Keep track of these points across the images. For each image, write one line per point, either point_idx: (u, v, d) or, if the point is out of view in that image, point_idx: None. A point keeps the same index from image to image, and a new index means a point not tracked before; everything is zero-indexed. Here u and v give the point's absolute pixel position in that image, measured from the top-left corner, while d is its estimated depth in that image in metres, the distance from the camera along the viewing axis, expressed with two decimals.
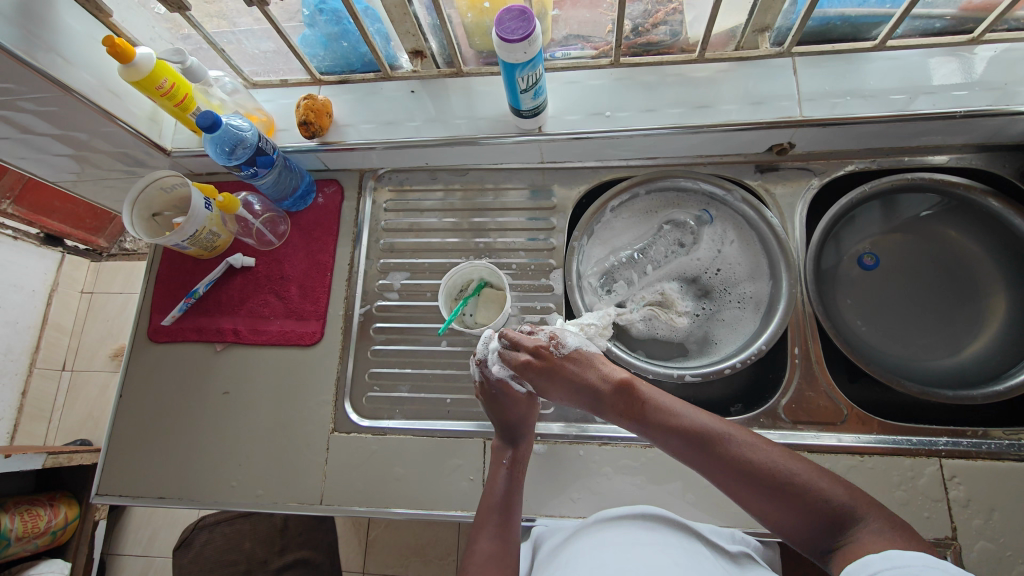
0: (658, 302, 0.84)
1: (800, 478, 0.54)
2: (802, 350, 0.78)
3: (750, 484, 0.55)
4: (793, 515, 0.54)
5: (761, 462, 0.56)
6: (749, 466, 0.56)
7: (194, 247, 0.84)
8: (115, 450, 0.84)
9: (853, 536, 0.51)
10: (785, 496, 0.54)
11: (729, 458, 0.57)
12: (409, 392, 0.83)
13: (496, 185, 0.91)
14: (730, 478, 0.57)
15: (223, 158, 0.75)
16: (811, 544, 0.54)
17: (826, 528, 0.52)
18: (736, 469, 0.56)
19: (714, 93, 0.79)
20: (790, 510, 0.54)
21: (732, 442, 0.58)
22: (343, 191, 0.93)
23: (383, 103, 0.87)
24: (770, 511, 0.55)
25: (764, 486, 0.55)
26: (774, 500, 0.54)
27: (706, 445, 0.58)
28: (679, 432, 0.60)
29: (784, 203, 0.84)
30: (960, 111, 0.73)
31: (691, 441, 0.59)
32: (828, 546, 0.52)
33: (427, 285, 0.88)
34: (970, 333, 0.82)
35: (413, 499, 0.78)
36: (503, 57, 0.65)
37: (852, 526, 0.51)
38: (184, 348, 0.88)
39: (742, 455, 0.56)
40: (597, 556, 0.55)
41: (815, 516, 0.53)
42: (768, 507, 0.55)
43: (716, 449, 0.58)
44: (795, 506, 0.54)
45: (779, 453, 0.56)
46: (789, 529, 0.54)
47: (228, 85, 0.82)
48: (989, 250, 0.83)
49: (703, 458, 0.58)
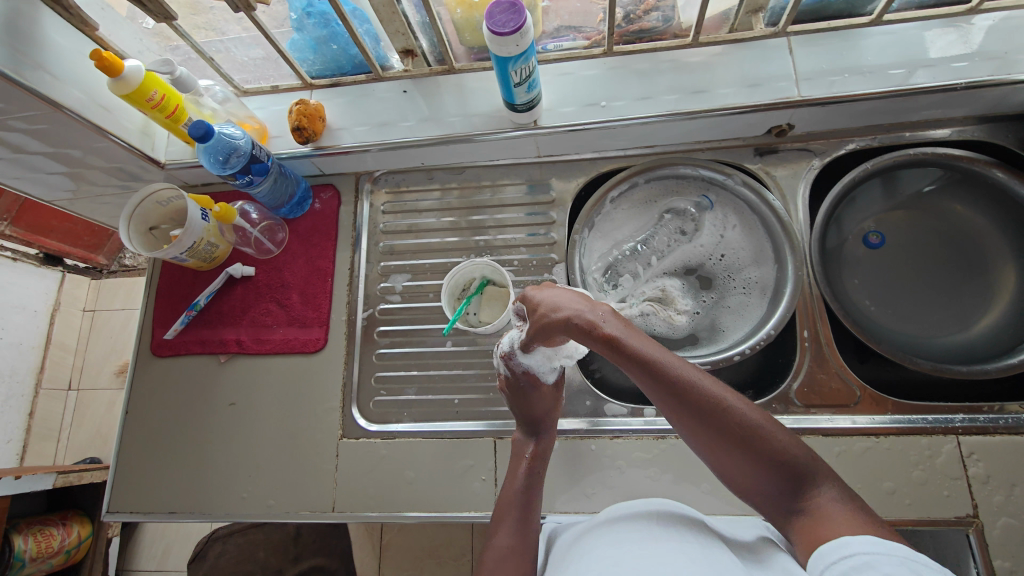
0: (658, 298, 0.84)
1: (767, 436, 0.51)
2: (811, 333, 0.77)
3: (714, 436, 0.52)
4: (752, 469, 0.52)
5: (732, 417, 0.51)
6: (718, 419, 0.51)
7: (193, 259, 0.84)
8: (124, 466, 0.84)
9: (816, 502, 0.49)
10: (748, 452, 0.51)
11: (703, 412, 0.51)
12: (416, 395, 0.83)
13: (493, 181, 0.90)
14: (698, 426, 0.52)
15: (218, 168, 0.74)
16: (765, 495, 0.52)
17: (788, 488, 0.51)
18: (703, 418, 0.52)
19: (710, 78, 0.78)
20: (749, 465, 0.52)
21: (702, 391, 0.52)
22: (340, 196, 0.92)
23: (376, 104, 0.87)
24: (730, 464, 0.53)
25: (729, 440, 0.51)
26: (737, 453, 0.52)
27: (679, 395, 0.52)
28: (652, 376, 0.52)
29: (785, 185, 0.83)
30: (960, 83, 0.72)
31: (659, 379, 0.52)
32: (786, 505, 0.51)
33: (429, 286, 0.87)
34: (979, 307, 0.81)
35: (426, 502, 0.77)
36: (495, 50, 0.65)
37: (814, 491, 0.50)
38: (188, 361, 0.87)
39: (715, 407, 0.51)
40: (612, 555, 0.53)
41: (773, 474, 0.51)
42: (727, 457, 0.52)
43: (685, 391, 0.51)
44: (756, 462, 0.51)
45: (750, 408, 0.52)
46: (743, 478, 0.53)
47: (219, 94, 0.82)
48: (995, 222, 0.82)
49: (672, 407, 0.53)
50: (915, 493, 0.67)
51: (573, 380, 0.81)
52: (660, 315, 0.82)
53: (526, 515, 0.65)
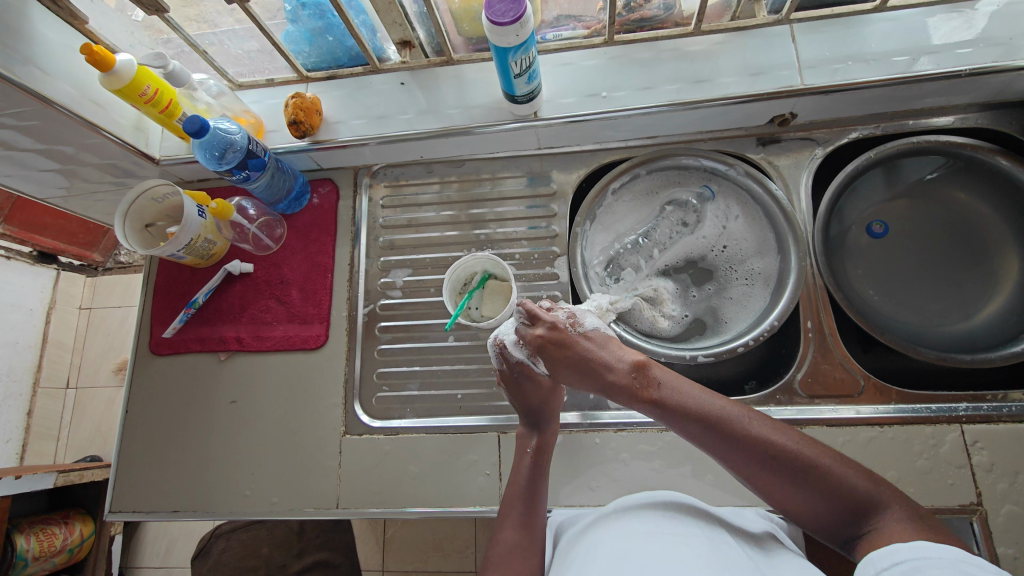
0: (648, 297, 0.82)
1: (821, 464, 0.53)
2: (815, 323, 0.77)
3: (768, 471, 0.55)
4: (813, 502, 0.53)
5: (780, 447, 0.55)
6: (767, 451, 0.55)
7: (190, 256, 0.83)
8: (125, 466, 0.83)
9: (880, 526, 0.50)
10: (806, 485, 0.53)
11: (753, 450, 0.55)
12: (418, 390, 0.82)
13: (493, 174, 0.89)
14: (754, 468, 0.55)
15: (214, 163, 0.73)
16: (833, 529, 0.53)
17: (850, 515, 0.52)
18: (756, 459, 0.55)
19: (712, 67, 0.77)
20: (811, 499, 0.53)
21: (747, 427, 0.56)
22: (338, 190, 0.91)
23: (373, 97, 0.85)
24: (792, 499, 0.54)
25: (782, 472, 0.54)
26: (794, 488, 0.54)
27: (725, 435, 0.56)
28: (695, 419, 0.58)
29: (788, 174, 0.82)
30: (965, 70, 0.71)
31: (706, 425, 0.57)
32: (853, 534, 0.52)
33: (430, 281, 0.87)
34: (983, 296, 0.81)
35: (429, 497, 0.77)
36: (494, 41, 0.63)
37: (877, 515, 0.51)
38: (187, 359, 0.86)
39: (765, 446, 0.55)
40: (619, 550, 0.53)
41: (836, 505, 0.52)
42: (786, 493, 0.54)
43: (732, 431, 0.56)
44: (815, 493, 0.53)
45: (799, 438, 0.55)
46: (812, 516, 0.54)
47: (213, 88, 0.80)
48: (998, 210, 0.81)
49: (726, 450, 0.56)
50: (919, 481, 0.67)
51: None
52: (647, 314, 0.81)
53: (530, 508, 0.65)
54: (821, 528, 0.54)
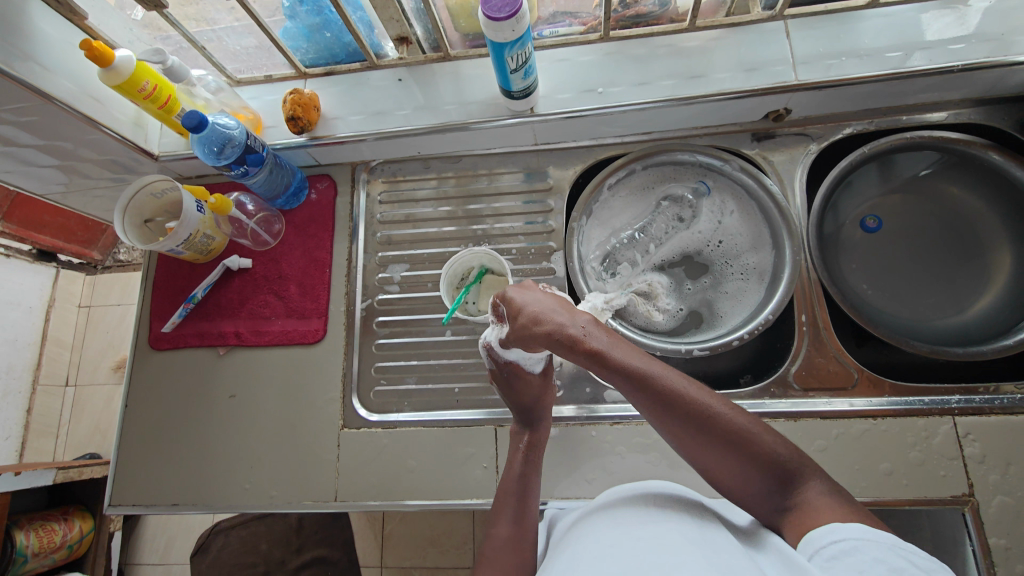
0: (642, 292, 0.83)
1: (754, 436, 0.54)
2: (809, 317, 0.77)
3: (706, 439, 0.54)
4: (741, 469, 0.54)
5: (719, 418, 0.54)
6: (708, 422, 0.54)
7: (189, 252, 0.83)
8: (124, 460, 0.84)
9: (803, 495, 0.52)
10: (736, 453, 0.54)
11: (692, 418, 0.54)
12: (416, 384, 0.83)
13: (490, 170, 0.90)
14: (691, 434, 0.55)
15: (212, 159, 0.74)
16: (753, 495, 0.55)
17: (776, 484, 0.54)
18: (694, 425, 0.54)
19: (707, 62, 0.78)
20: (740, 467, 0.54)
21: (689, 398, 0.55)
22: (336, 186, 0.92)
23: (371, 93, 0.86)
24: (721, 467, 0.55)
25: (718, 441, 0.54)
26: (726, 456, 0.54)
27: (669, 404, 0.54)
28: (640, 386, 0.55)
29: (783, 170, 0.83)
30: (957, 65, 0.72)
31: (647, 390, 0.55)
32: (776, 502, 0.54)
33: (427, 276, 0.87)
34: (975, 289, 0.81)
35: (427, 490, 0.77)
36: (490, 36, 0.64)
37: (800, 485, 0.53)
38: (186, 354, 0.87)
39: (704, 415, 0.54)
40: (611, 538, 0.54)
41: (762, 474, 0.54)
42: (717, 461, 0.55)
43: (671, 399, 0.54)
44: (747, 462, 0.54)
45: (734, 409, 0.56)
46: (736, 481, 0.56)
47: (211, 84, 0.81)
48: (991, 205, 0.82)
49: (663, 415, 0.55)
50: (911, 473, 0.68)
51: (573, 367, 0.81)
52: (641, 309, 0.82)
53: (524, 503, 0.65)
54: (740, 491, 0.56)
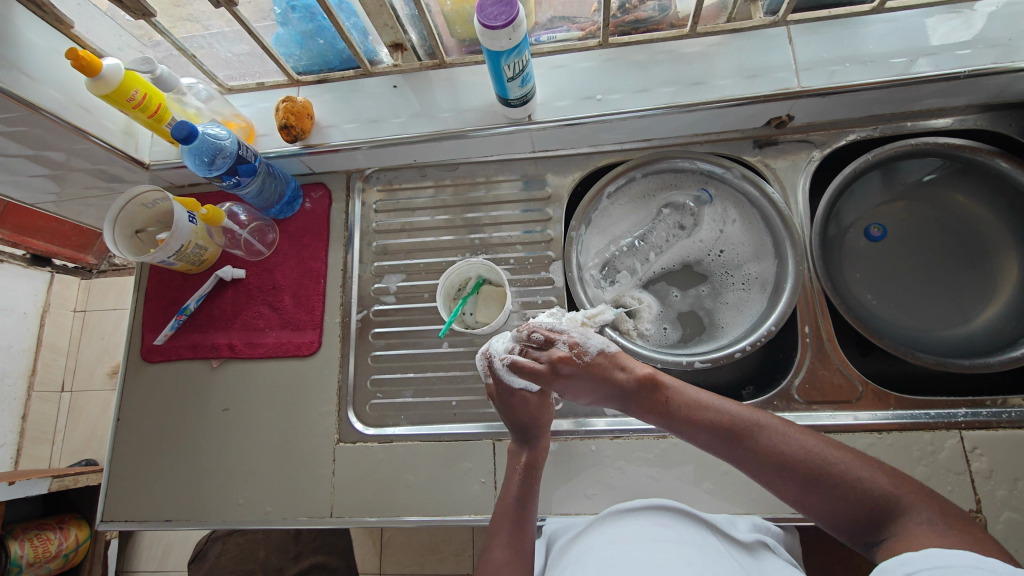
0: (629, 309, 0.82)
1: (838, 466, 0.53)
2: (813, 328, 0.76)
3: (786, 475, 0.54)
4: (833, 502, 0.52)
5: (798, 450, 0.55)
6: (785, 454, 0.55)
7: (181, 263, 0.82)
8: (116, 475, 0.82)
9: (900, 526, 0.49)
10: (821, 487, 0.53)
11: (768, 455, 0.55)
12: (413, 397, 0.82)
13: (488, 177, 0.88)
14: (770, 473, 0.55)
15: (203, 169, 0.72)
16: (855, 529, 0.52)
17: (873, 516, 0.50)
18: (771, 464, 0.55)
19: (708, 68, 0.76)
20: (828, 502, 0.52)
21: (765, 432, 0.57)
22: (330, 195, 0.90)
23: (365, 100, 0.84)
24: (811, 504, 0.54)
25: (799, 475, 0.54)
26: (809, 491, 0.53)
27: (742, 444, 0.57)
28: (713, 427, 0.59)
29: (785, 177, 0.82)
30: (963, 71, 0.70)
31: (719, 432, 0.58)
32: (873, 537, 0.50)
33: (424, 286, 0.86)
34: (981, 299, 0.80)
35: (425, 506, 0.76)
36: (486, 44, 0.63)
37: (898, 514, 0.49)
38: (179, 366, 0.85)
39: (780, 453, 0.55)
40: (611, 553, 0.54)
41: (852, 507, 0.51)
42: (805, 498, 0.54)
43: (744, 439, 0.57)
44: (836, 494, 0.52)
45: (817, 442, 0.55)
46: (835, 520, 0.53)
47: (202, 92, 0.79)
48: (997, 213, 0.80)
49: (741, 458, 0.57)
50: None
51: None
52: (627, 326, 0.80)
53: (519, 525, 0.64)
54: (844, 528, 0.53)
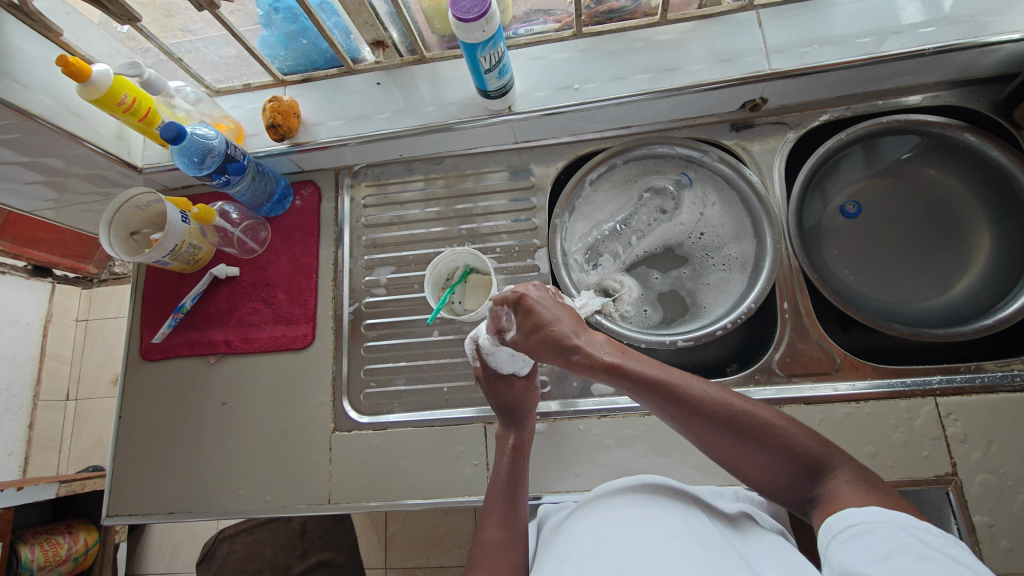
0: (608, 292, 0.85)
1: (778, 430, 0.53)
2: (792, 305, 0.78)
3: (725, 439, 0.54)
4: (768, 463, 0.54)
5: (736, 413, 0.53)
6: (726, 416, 0.53)
7: (176, 262, 0.84)
8: (120, 470, 0.85)
9: (833, 486, 0.51)
10: (758, 450, 0.53)
11: (708, 416, 0.54)
12: (405, 385, 0.84)
13: (474, 169, 0.90)
14: (709, 433, 0.54)
15: (193, 169, 0.74)
16: (786, 487, 0.54)
17: (807, 476, 0.53)
18: (712, 425, 0.54)
19: (682, 55, 0.78)
20: (763, 462, 0.54)
21: (705, 395, 0.54)
22: (320, 192, 0.92)
23: (350, 97, 0.86)
24: (746, 464, 0.54)
25: (740, 438, 0.53)
26: (746, 454, 0.54)
27: (684, 406, 0.54)
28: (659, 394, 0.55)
29: (762, 159, 0.83)
30: (929, 48, 0.72)
31: (663, 394, 0.54)
32: (806, 493, 0.53)
33: (413, 278, 0.88)
34: (956, 271, 0.82)
35: (420, 490, 0.78)
36: (461, 37, 0.65)
37: (830, 474, 0.52)
38: (178, 363, 0.88)
39: (723, 415, 0.53)
40: (597, 534, 0.55)
41: (788, 467, 0.53)
42: (741, 460, 0.54)
43: (686, 401, 0.54)
44: (773, 455, 0.53)
45: (753, 403, 0.54)
46: (768, 479, 0.54)
47: (190, 95, 0.81)
48: (969, 187, 0.82)
49: (681, 419, 0.55)
50: (895, 455, 0.69)
51: None
52: (609, 309, 0.82)
53: (511, 505, 0.66)
54: (774, 485, 0.55)
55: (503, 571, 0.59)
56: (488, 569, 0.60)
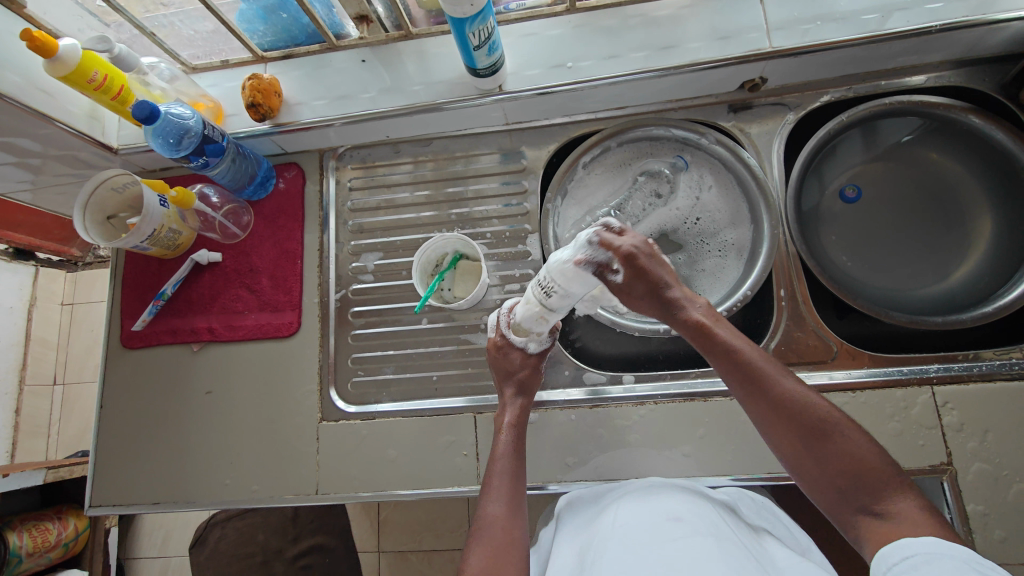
0: None
1: (848, 441, 0.54)
2: (788, 292, 0.76)
3: (792, 431, 0.55)
4: (829, 470, 0.54)
5: (814, 413, 0.55)
6: (800, 411, 0.55)
7: (155, 247, 0.81)
8: (103, 461, 0.83)
9: (892, 505, 0.50)
10: (823, 452, 0.54)
11: (782, 405, 0.56)
12: (394, 374, 0.82)
13: (464, 151, 0.87)
14: (778, 421, 0.56)
15: (169, 151, 0.71)
16: (841, 499, 0.54)
17: (866, 491, 0.52)
18: (784, 413, 0.56)
19: (679, 32, 0.75)
20: (824, 468, 0.54)
21: (790, 388, 0.57)
22: (304, 174, 0.89)
23: (334, 76, 0.83)
24: (807, 464, 0.55)
25: (807, 434, 0.55)
26: (811, 454, 0.55)
27: (762, 389, 0.57)
28: (743, 368, 0.59)
29: (760, 142, 0.81)
30: (936, 25, 0.69)
31: (748, 371, 0.58)
32: (860, 507, 0.52)
33: (402, 264, 0.85)
34: (957, 258, 0.80)
35: (409, 480, 0.77)
36: (448, 11, 0.61)
37: (892, 494, 0.51)
38: (160, 352, 0.85)
39: (800, 408, 0.55)
40: (626, 548, 0.53)
41: (848, 478, 0.53)
42: (803, 459, 0.55)
43: (768, 385, 0.57)
44: (837, 461, 0.53)
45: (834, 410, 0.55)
46: (823, 487, 0.54)
47: (166, 72, 0.77)
48: (972, 170, 0.80)
49: (755, 399, 0.58)
50: (890, 445, 0.68)
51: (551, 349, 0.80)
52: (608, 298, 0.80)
53: (513, 485, 0.64)
54: (827, 495, 0.55)
55: (504, 552, 0.58)
56: (489, 553, 0.58)
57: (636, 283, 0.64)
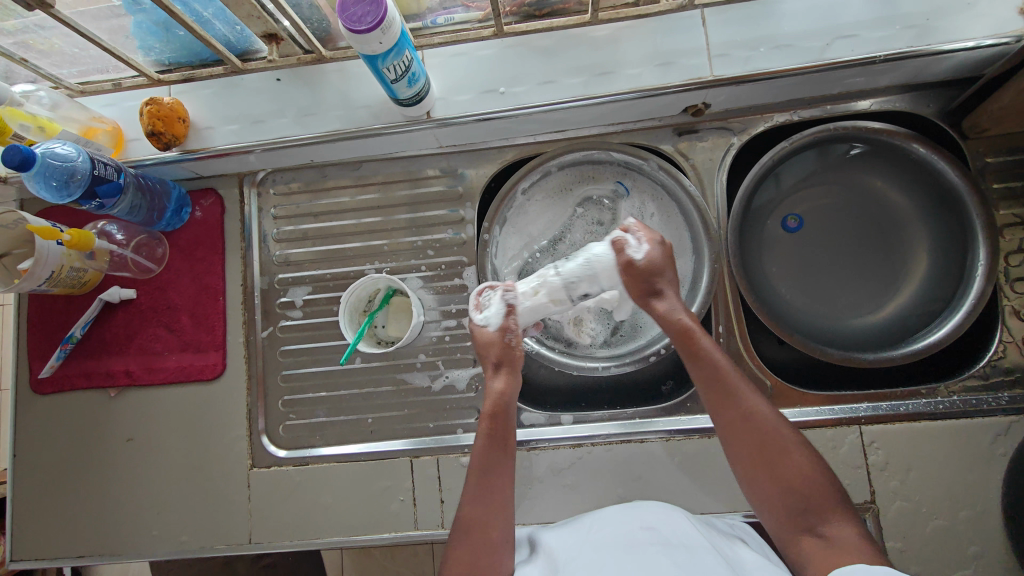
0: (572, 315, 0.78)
1: (801, 460, 0.57)
2: (726, 328, 0.75)
3: (754, 445, 0.58)
4: (781, 486, 0.57)
5: (775, 430, 0.59)
6: (763, 424, 0.59)
7: (56, 288, 0.74)
8: (20, 513, 0.79)
9: (835, 528, 0.54)
10: (778, 468, 0.57)
11: (748, 417, 0.59)
12: (327, 416, 0.79)
13: (396, 176, 0.82)
14: (742, 432, 0.59)
15: (54, 195, 0.64)
16: (785, 517, 0.57)
17: (812, 510, 0.55)
18: (748, 424, 0.59)
19: (617, 55, 0.70)
20: (777, 485, 0.57)
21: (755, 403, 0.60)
22: (222, 201, 0.82)
23: (246, 96, 0.75)
24: (761, 479, 0.58)
25: (765, 449, 0.58)
26: (766, 469, 0.58)
27: (734, 401, 0.60)
28: (718, 379, 0.61)
29: (702, 168, 0.78)
30: (880, 56, 0.66)
31: (719, 381, 0.61)
32: (806, 525, 0.55)
33: (333, 298, 0.81)
34: (893, 286, 0.80)
35: (346, 526, 0.75)
36: (358, 49, 0.56)
37: (836, 516, 0.55)
38: (74, 397, 0.80)
39: (761, 422, 0.59)
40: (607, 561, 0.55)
41: (797, 497, 0.56)
42: (757, 473, 0.58)
43: (738, 397, 0.60)
44: (790, 479, 0.57)
45: (791, 431, 0.59)
46: (773, 505, 0.57)
47: (45, 99, 0.68)
48: (912, 198, 0.79)
49: (723, 408, 0.60)
50: None
51: None
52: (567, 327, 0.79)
53: (487, 482, 0.62)
54: (773, 512, 0.57)
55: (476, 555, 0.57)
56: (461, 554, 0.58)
57: (638, 271, 0.64)
